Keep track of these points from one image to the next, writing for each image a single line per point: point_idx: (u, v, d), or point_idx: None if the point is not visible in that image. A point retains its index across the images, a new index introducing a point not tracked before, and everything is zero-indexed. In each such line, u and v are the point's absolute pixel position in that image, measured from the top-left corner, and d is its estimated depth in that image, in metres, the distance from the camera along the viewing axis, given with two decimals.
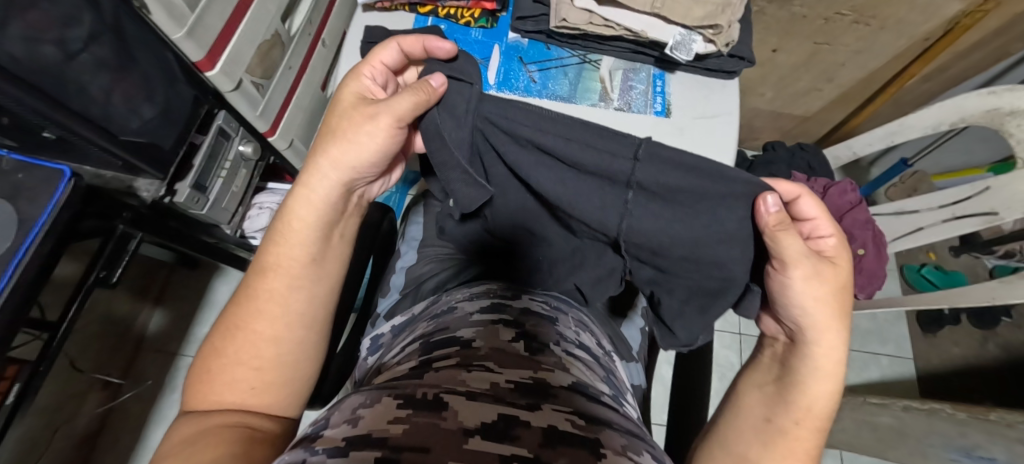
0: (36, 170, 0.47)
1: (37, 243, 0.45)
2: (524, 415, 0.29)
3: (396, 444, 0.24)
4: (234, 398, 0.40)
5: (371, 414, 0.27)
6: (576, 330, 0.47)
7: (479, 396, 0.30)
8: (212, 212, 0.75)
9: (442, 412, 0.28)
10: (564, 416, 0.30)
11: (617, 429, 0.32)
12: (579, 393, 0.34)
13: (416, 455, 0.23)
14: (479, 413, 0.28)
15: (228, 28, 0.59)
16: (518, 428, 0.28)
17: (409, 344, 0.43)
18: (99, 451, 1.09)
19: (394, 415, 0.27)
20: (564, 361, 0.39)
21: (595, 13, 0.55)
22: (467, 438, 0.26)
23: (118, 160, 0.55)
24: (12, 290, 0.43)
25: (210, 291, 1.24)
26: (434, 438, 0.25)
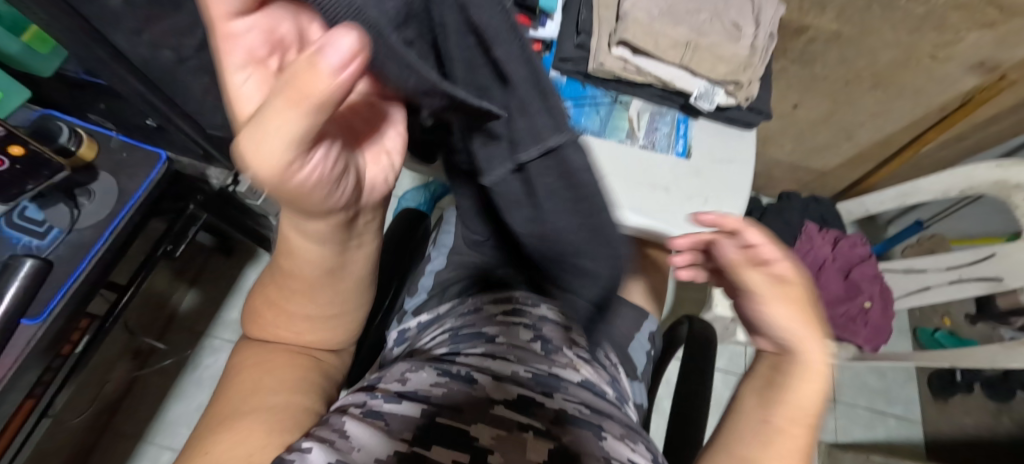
0: (137, 150, 0.55)
1: (131, 213, 0.52)
2: (540, 397, 0.35)
3: (438, 402, 0.31)
4: (288, 337, 0.43)
5: (416, 377, 0.34)
6: (587, 340, 0.52)
7: (503, 378, 0.36)
8: (265, 204, 0.83)
9: (473, 384, 0.34)
10: (573, 404, 0.35)
11: (617, 421, 0.37)
12: (587, 389, 0.40)
13: (453, 414, 0.30)
14: (503, 390, 0.34)
15: None
16: (535, 407, 0.33)
17: (439, 334, 0.49)
18: (121, 417, 1.16)
19: (435, 381, 0.33)
20: (575, 361, 0.44)
21: (629, 61, 0.62)
22: (493, 406, 0.32)
23: (199, 149, 0.63)
24: (106, 251, 0.50)
25: (241, 279, 1.32)
26: (467, 402, 0.31)
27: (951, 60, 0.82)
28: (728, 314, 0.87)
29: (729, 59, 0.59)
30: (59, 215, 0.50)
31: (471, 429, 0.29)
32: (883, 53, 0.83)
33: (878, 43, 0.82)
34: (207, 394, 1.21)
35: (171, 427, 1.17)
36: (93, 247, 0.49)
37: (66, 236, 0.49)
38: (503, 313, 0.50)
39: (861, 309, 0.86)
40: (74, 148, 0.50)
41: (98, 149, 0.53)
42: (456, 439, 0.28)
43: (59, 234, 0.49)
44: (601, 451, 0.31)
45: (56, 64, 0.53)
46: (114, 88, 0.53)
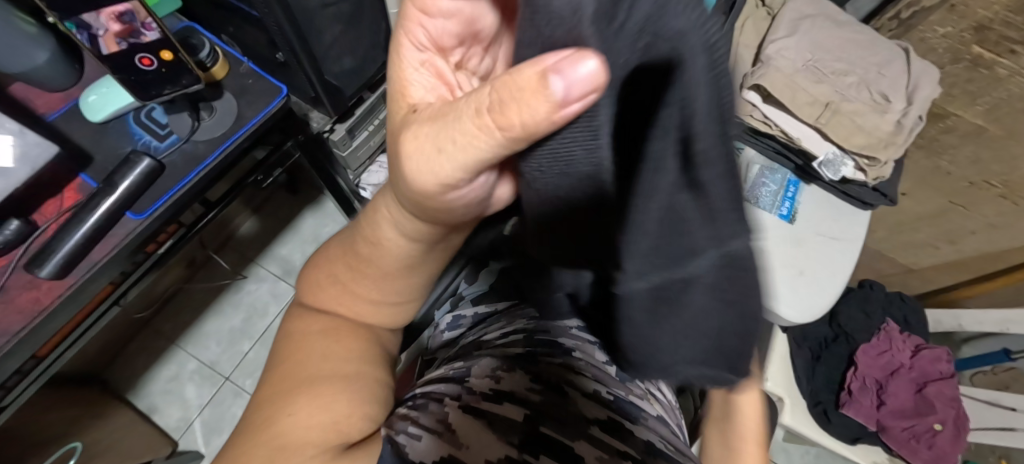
0: (262, 80, 0.57)
1: (243, 138, 0.53)
2: (628, 423, 0.37)
3: (537, 408, 0.36)
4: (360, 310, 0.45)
5: (510, 377, 0.39)
6: (655, 376, 0.50)
7: (591, 396, 0.38)
8: (349, 156, 0.88)
9: (567, 398, 0.37)
10: (657, 436, 0.37)
11: None
12: (664, 432, 0.39)
13: (555, 425, 0.34)
14: (596, 411, 0.37)
15: None
16: (625, 433, 0.36)
17: (510, 332, 0.48)
18: (161, 315, 1.22)
19: (528, 385, 0.38)
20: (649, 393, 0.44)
21: (757, 108, 0.59)
22: (590, 425, 0.35)
23: (312, 91, 0.65)
24: (213, 167, 0.52)
25: (297, 220, 1.35)
26: (565, 415, 0.35)
27: None
28: (777, 391, 0.81)
29: (869, 131, 0.55)
30: (181, 123, 0.52)
31: (569, 440, 0.33)
32: None
33: None
34: (242, 317, 1.27)
35: (202, 339, 1.24)
36: (202, 161, 0.51)
37: (182, 144, 0.52)
38: (578, 326, 0.48)
39: (930, 430, 0.79)
40: (209, 64, 0.54)
41: (228, 71, 0.56)
42: (548, 452, 0.32)
43: (176, 141, 0.51)
44: None
45: None
46: (259, 19, 0.55)
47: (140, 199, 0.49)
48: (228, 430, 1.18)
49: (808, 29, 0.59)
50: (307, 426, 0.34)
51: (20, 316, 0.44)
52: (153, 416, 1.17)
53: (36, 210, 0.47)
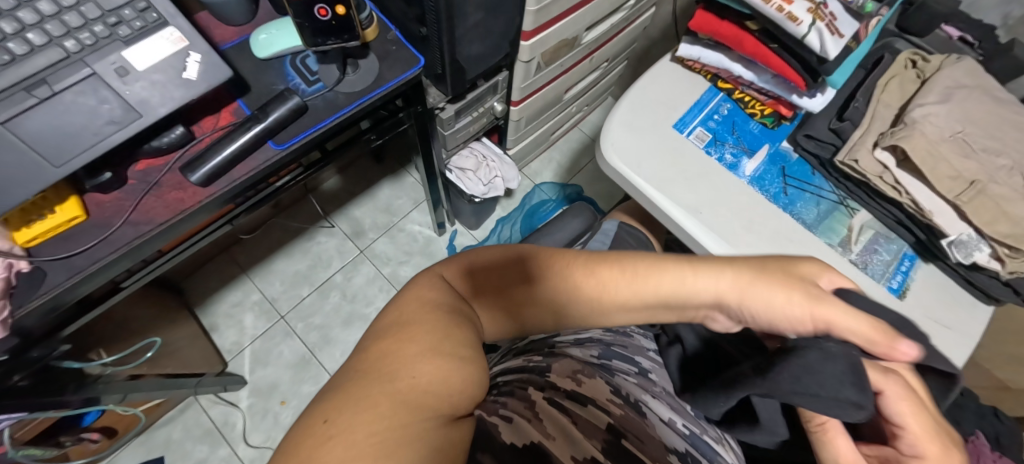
0: (404, 48, 0.60)
1: (377, 96, 0.57)
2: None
3: (618, 420, 0.37)
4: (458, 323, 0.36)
5: (590, 384, 0.40)
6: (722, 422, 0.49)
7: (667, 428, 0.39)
8: (449, 136, 0.93)
9: (644, 422, 0.38)
10: None
11: None
12: None
13: (634, 443, 0.35)
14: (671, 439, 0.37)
15: (559, 17, 0.76)
16: None
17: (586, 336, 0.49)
18: (242, 245, 1.33)
19: (607, 396, 0.39)
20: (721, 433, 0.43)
21: (889, 171, 0.56)
22: (668, 456, 0.36)
23: (440, 68, 0.69)
24: (345, 118, 0.56)
25: (377, 187, 1.42)
26: (644, 437, 0.36)
27: None
28: None
29: (1016, 219, 0.51)
30: (328, 73, 0.56)
31: (648, 458, 0.34)
32: None
33: None
34: (308, 264, 1.35)
35: (270, 275, 1.32)
36: (339, 111, 0.55)
37: (326, 93, 0.56)
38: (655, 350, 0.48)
39: None
40: (365, 26, 0.58)
41: (377, 35, 0.60)
42: (630, 445, 0.35)
43: (322, 89, 0.56)
44: None
45: None
46: None
47: (279, 134, 0.53)
48: (273, 364, 1.25)
49: (963, 99, 0.56)
50: (415, 389, 0.30)
51: (165, 211, 0.49)
52: (212, 335, 1.27)
53: (196, 123, 0.53)
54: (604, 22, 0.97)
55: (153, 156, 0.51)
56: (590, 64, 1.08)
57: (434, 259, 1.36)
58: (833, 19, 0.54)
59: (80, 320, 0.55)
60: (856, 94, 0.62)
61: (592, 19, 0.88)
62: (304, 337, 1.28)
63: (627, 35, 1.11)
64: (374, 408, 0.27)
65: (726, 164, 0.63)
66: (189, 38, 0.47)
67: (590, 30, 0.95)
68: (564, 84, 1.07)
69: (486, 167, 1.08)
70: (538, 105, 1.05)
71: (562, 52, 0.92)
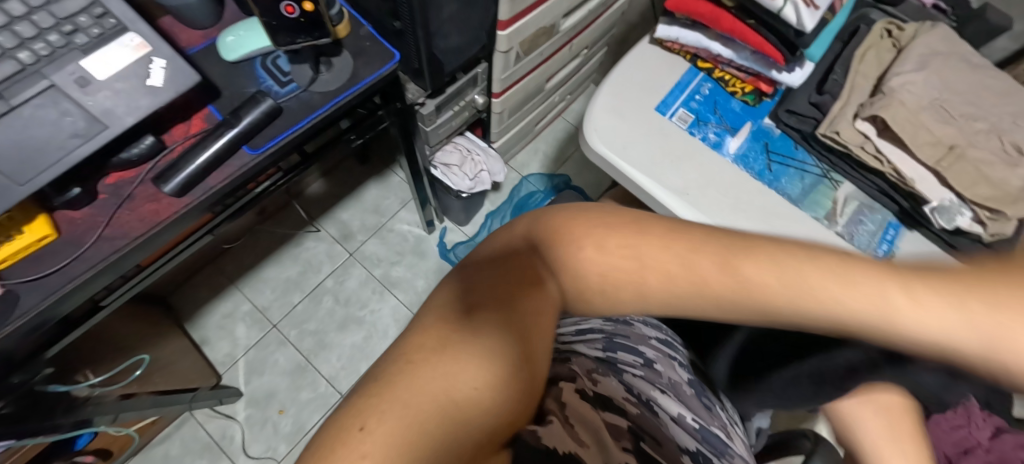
0: (379, 44, 0.59)
1: (353, 95, 0.56)
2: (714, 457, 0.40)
3: (635, 423, 0.39)
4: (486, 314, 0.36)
5: (606, 385, 0.41)
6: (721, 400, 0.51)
7: (679, 422, 0.41)
8: (431, 132, 0.91)
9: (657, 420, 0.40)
10: None
11: None
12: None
13: (652, 446, 0.37)
14: (679, 432, 0.41)
15: (534, 5, 0.75)
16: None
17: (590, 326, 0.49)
18: (229, 254, 1.31)
19: (624, 398, 0.41)
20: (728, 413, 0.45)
21: (869, 141, 0.57)
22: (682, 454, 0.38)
23: (417, 62, 0.68)
24: (322, 119, 0.55)
25: (362, 188, 1.41)
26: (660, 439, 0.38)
27: None
28: None
29: (997, 182, 0.52)
30: (301, 73, 0.55)
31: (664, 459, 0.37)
32: None
33: None
34: (298, 270, 1.33)
35: (259, 284, 1.31)
36: (315, 111, 0.54)
37: (301, 93, 0.55)
38: (658, 336, 0.49)
39: None
40: (337, 22, 0.56)
41: (349, 31, 0.59)
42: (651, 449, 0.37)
43: (296, 89, 0.54)
44: None
45: None
46: None
47: (256, 137, 0.52)
48: (268, 374, 1.24)
49: (938, 65, 0.56)
50: (443, 386, 0.30)
51: (141, 224, 0.48)
52: (204, 348, 1.25)
53: (166, 132, 0.51)
54: (581, 8, 0.96)
55: (125, 168, 0.50)
56: (570, 52, 1.08)
57: (425, 257, 1.35)
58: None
59: (60, 343, 0.53)
60: (835, 65, 0.62)
61: (569, 5, 0.87)
62: (298, 344, 1.26)
63: (605, 20, 1.10)
64: (396, 405, 0.28)
65: (709, 142, 0.63)
66: (150, 44, 0.45)
67: (567, 16, 0.93)
68: (545, 73, 1.06)
69: (471, 161, 1.07)
70: (520, 95, 1.04)
71: (541, 41, 0.91)
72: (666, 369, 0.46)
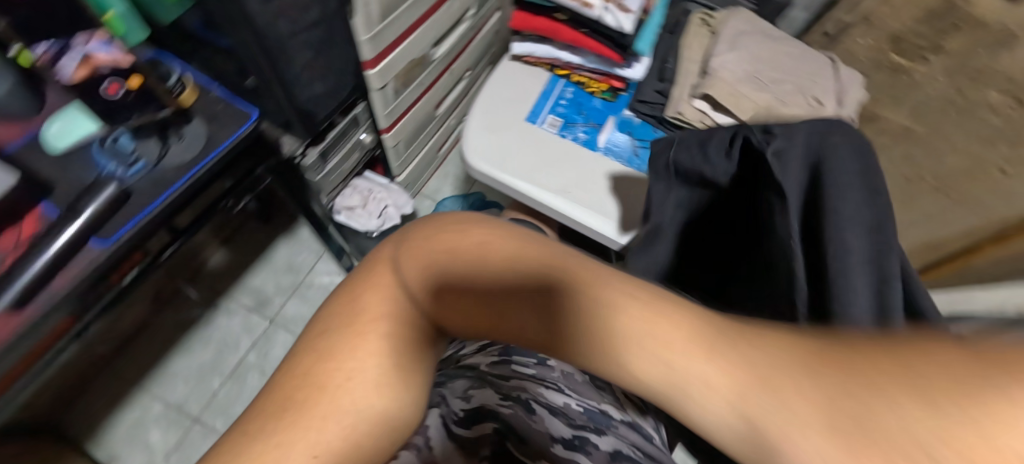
0: (233, 105, 0.57)
1: (212, 162, 0.53)
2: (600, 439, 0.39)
3: None
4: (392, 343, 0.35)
5: None
6: None
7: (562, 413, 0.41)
8: (322, 180, 0.88)
9: None
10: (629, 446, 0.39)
11: None
12: (640, 435, 0.41)
13: None
14: (556, 425, 0.42)
15: (396, 40, 0.76)
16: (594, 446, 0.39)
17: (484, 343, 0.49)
18: (129, 351, 1.17)
19: None
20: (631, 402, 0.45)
21: (708, 115, 0.64)
22: None
23: (283, 116, 0.66)
24: (180, 193, 0.52)
25: (271, 249, 1.31)
26: None
27: None
28: None
29: None
30: (149, 149, 0.52)
31: None
32: None
33: None
34: (213, 352, 1.22)
35: (169, 378, 1.18)
36: (170, 186, 0.51)
37: (150, 171, 0.51)
38: None
39: None
40: (178, 91, 0.54)
41: (197, 96, 0.56)
42: None
43: (144, 168, 0.51)
44: None
45: (176, 15, 0.58)
46: (229, 45, 0.56)
47: (104, 226, 0.48)
48: None
49: (744, 41, 0.66)
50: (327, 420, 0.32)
51: None
52: None
53: None
54: (449, 35, 0.98)
55: None
56: (452, 77, 1.10)
57: None
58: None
59: None
60: (667, 54, 0.70)
61: (435, 35, 0.89)
62: None
63: (478, 43, 1.14)
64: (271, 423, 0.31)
65: (581, 141, 0.68)
66: None
67: (437, 45, 0.96)
68: (431, 101, 1.08)
69: (373, 199, 1.04)
70: (410, 126, 1.04)
71: (416, 72, 0.92)
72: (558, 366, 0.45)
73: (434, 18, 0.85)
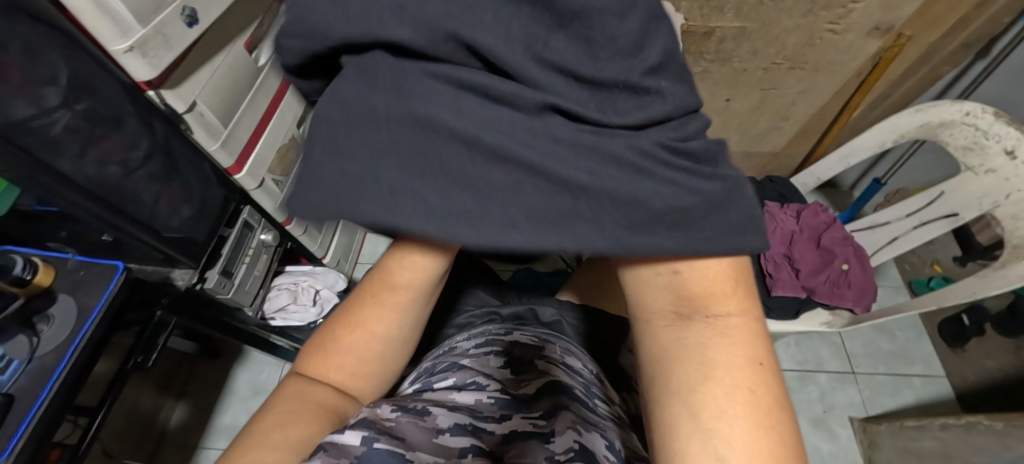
0: (94, 266, 0.57)
1: (90, 330, 0.52)
2: (491, 426, 0.44)
3: (385, 430, 0.40)
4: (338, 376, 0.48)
5: (367, 414, 0.43)
6: (563, 353, 0.56)
7: (459, 410, 0.45)
8: (237, 295, 0.79)
9: (422, 416, 0.43)
10: (528, 421, 0.45)
11: (573, 412, 0.45)
12: (547, 395, 0.48)
13: (394, 439, 0.39)
14: (451, 417, 0.44)
15: (253, 136, 0.71)
16: (483, 433, 0.43)
17: (418, 380, 0.55)
18: None
19: (385, 415, 0.43)
20: (545, 378, 0.50)
21: None
22: (438, 435, 0.42)
23: (160, 254, 0.64)
24: (67, 373, 0.50)
25: (229, 381, 1.13)
26: (408, 433, 0.41)
27: (849, 30, 0.92)
28: None
29: None
30: (18, 347, 0.50)
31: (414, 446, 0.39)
32: (789, 37, 0.94)
33: (781, 30, 0.92)
34: None
35: None
36: (53, 371, 0.49)
37: (27, 366, 0.50)
38: (473, 346, 0.57)
39: (841, 272, 0.85)
40: (30, 276, 0.53)
41: (53, 274, 0.55)
42: (384, 440, 0.39)
43: (18, 366, 0.49)
44: (545, 452, 0.40)
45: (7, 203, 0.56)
46: (67, 212, 0.55)
47: None
48: None
49: None
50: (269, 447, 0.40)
51: None
52: None
53: None
54: (314, 106, 0.91)
55: None
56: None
57: None
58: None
59: None
60: None
61: (298, 112, 0.83)
62: None
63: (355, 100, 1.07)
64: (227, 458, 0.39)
65: None
66: None
67: (305, 121, 0.89)
68: None
69: (303, 290, 0.97)
70: None
71: (294, 155, 0.84)
72: (472, 371, 0.52)
73: (287, 97, 0.80)
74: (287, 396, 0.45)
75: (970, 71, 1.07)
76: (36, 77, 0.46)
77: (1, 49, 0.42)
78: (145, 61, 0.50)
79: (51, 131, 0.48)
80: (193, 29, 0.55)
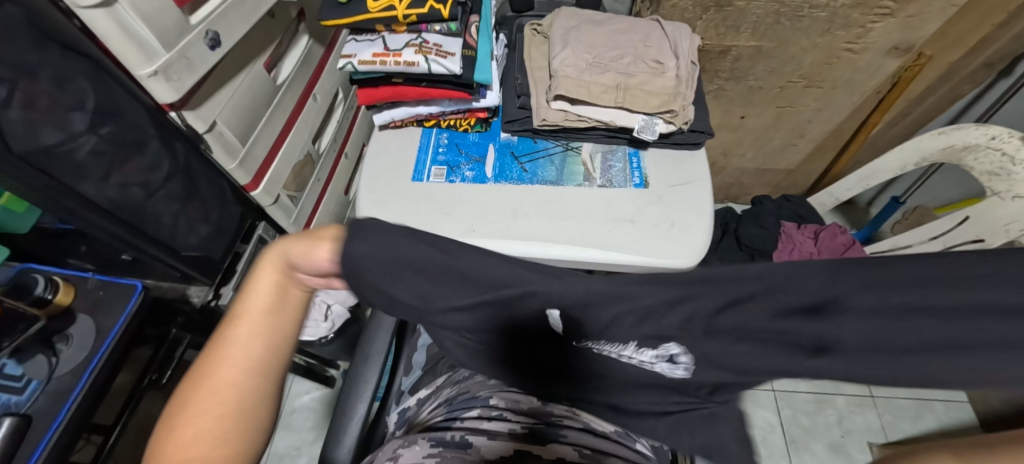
0: (113, 286, 0.57)
1: (109, 350, 0.53)
2: (536, 450, 0.46)
3: None
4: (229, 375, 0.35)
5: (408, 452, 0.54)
6: None
7: (498, 436, 0.48)
8: None
9: None
10: (573, 449, 0.47)
11: (617, 456, 0.48)
12: (587, 431, 0.50)
13: None
14: (493, 449, 0.46)
15: (270, 155, 0.71)
16: (529, 459, 0.45)
17: (436, 406, 0.57)
18: None
19: None
20: (577, 415, 0.52)
21: (569, 111, 0.69)
22: None
23: (177, 271, 0.65)
24: (85, 394, 0.50)
25: None
26: None
27: (867, 50, 0.91)
28: None
29: (656, 91, 0.66)
30: (37, 367, 0.51)
31: None
32: (806, 57, 0.93)
33: (799, 49, 0.92)
34: None
35: None
36: (67, 391, 0.50)
37: (46, 385, 0.50)
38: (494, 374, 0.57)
39: None
40: (51, 295, 0.53)
41: (75, 293, 0.56)
42: None
43: (38, 386, 0.50)
44: None
45: (31, 222, 0.57)
46: (86, 231, 0.56)
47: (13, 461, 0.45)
48: None
49: (575, 35, 0.70)
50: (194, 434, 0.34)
51: None
52: None
53: None
54: (325, 124, 0.91)
55: None
56: (351, 163, 1.01)
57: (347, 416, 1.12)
58: (438, 47, 0.63)
59: None
60: (516, 70, 0.74)
61: (313, 128, 0.83)
62: None
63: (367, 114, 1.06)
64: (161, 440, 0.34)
65: (470, 179, 0.70)
66: None
67: (319, 138, 0.89)
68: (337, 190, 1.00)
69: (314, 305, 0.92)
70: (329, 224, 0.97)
71: (308, 171, 0.85)
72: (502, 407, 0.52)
73: (305, 113, 0.80)
74: (222, 357, 0.35)
75: (993, 89, 1.05)
76: (63, 103, 0.47)
77: (30, 76, 0.43)
78: (169, 84, 0.50)
79: (76, 155, 0.49)
80: (215, 51, 0.55)
